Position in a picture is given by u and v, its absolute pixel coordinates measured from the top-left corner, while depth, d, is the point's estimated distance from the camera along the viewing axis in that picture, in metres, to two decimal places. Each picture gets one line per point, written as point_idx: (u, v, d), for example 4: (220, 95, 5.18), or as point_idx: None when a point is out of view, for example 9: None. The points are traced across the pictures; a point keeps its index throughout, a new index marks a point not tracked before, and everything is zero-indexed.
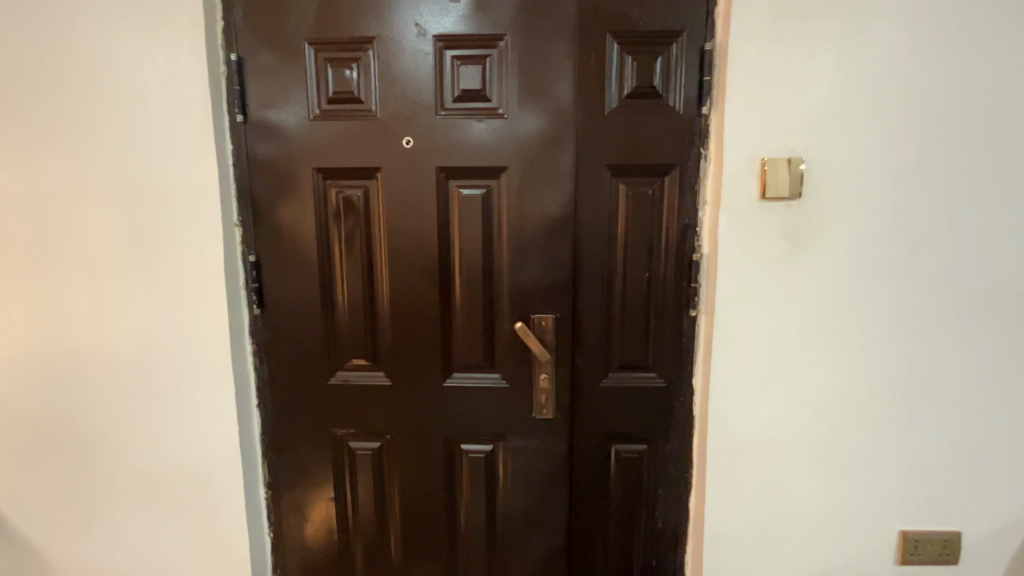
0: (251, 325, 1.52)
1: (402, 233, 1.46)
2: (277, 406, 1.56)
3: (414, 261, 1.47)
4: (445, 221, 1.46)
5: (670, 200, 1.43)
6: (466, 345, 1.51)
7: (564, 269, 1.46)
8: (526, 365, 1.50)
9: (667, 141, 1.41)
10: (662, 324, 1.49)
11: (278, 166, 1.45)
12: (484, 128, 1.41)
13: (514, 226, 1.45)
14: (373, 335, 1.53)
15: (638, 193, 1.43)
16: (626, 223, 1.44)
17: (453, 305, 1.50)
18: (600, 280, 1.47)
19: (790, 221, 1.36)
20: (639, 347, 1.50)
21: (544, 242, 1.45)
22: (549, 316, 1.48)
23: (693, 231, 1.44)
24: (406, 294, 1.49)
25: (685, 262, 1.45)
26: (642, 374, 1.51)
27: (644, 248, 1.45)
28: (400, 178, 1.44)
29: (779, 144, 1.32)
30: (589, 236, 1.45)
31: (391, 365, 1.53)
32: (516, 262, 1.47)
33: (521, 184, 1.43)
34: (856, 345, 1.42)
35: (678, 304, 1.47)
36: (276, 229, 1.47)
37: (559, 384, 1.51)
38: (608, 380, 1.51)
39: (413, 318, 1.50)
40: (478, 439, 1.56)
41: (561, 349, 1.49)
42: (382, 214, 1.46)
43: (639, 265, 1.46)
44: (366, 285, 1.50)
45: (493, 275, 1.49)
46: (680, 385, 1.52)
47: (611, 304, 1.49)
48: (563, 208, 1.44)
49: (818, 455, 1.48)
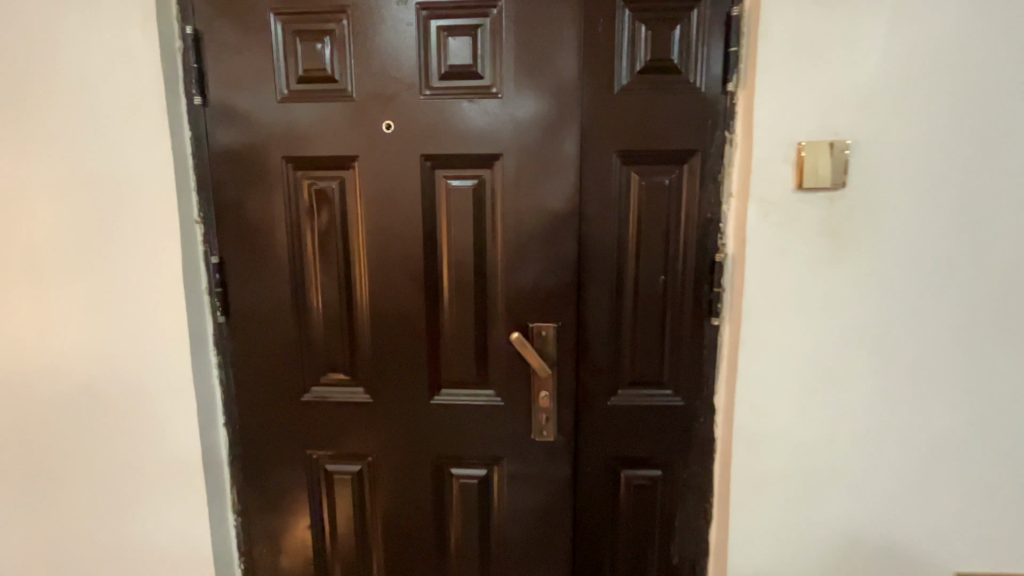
0: (216, 334, 1.36)
1: (384, 231, 1.29)
2: (246, 425, 1.40)
3: (397, 263, 1.30)
4: (432, 217, 1.29)
5: (689, 193, 1.25)
6: (456, 357, 1.34)
7: (568, 272, 1.28)
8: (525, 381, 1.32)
9: (686, 123, 1.22)
10: (680, 334, 1.31)
11: (243, 155, 1.28)
12: (475, 110, 1.24)
13: (510, 223, 1.27)
14: (352, 346, 1.36)
15: (653, 185, 1.25)
16: (638, 219, 1.26)
17: (442, 312, 1.33)
18: (609, 284, 1.29)
19: (831, 215, 1.16)
20: (653, 360, 1.32)
21: (544, 240, 1.27)
22: (550, 325, 1.30)
23: (716, 228, 1.25)
24: (389, 300, 1.32)
25: (707, 264, 1.26)
26: (656, 390, 1.33)
27: (659, 248, 1.27)
28: (381, 169, 1.26)
29: (819, 126, 1.13)
30: (596, 234, 1.27)
31: (373, 379, 1.36)
32: (513, 264, 1.29)
33: (518, 175, 1.25)
34: (905, 359, 1.23)
35: (698, 311, 1.29)
36: (242, 227, 1.31)
37: (561, 402, 1.33)
38: (617, 397, 1.33)
39: (397, 327, 1.33)
40: (471, 463, 1.38)
41: (564, 362, 1.31)
42: (361, 209, 1.29)
43: (654, 267, 1.28)
44: (343, 289, 1.33)
45: (486, 279, 1.31)
46: (699, 403, 1.33)
47: (621, 311, 1.30)
48: (565, 202, 1.26)
49: (859, 486, 1.29)
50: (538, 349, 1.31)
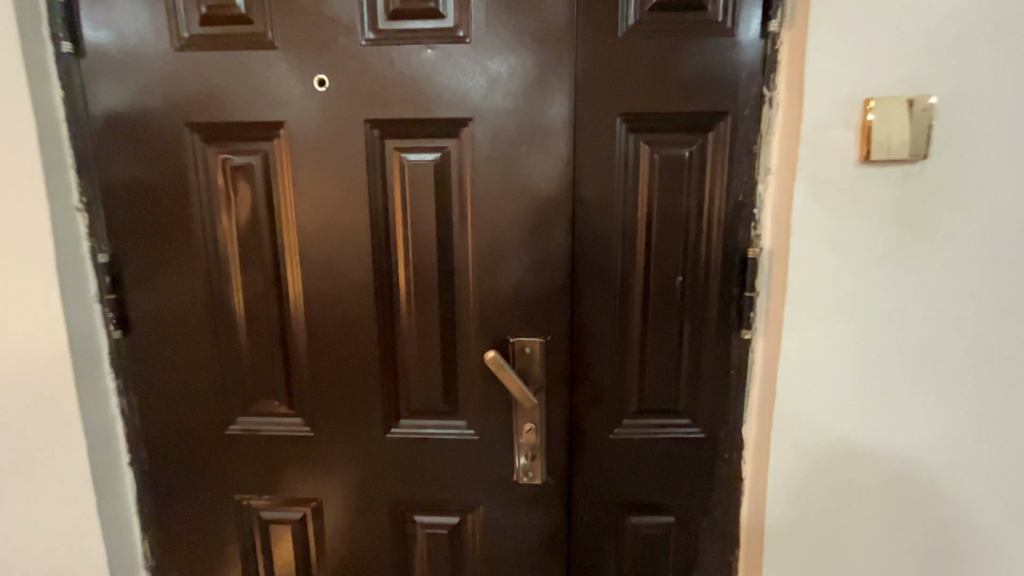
0: (113, 352, 1.07)
1: (322, 220, 1.01)
2: (158, 463, 1.12)
3: (340, 261, 1.02)
4: (383, 203, 1.00)
5: (714, 170, 0.96)
6: (418, 380, 1.06)
7: (557, 273, 1.01)
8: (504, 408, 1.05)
9: (711, 77, 0.93)
10: (699, 351, 1.03)
11: (134, 122, 0.98)
12: (435, 61, 0.94)
13: (483, 210, 0.99)
14: (286, 366, 1.08)
15: (667, 159, 0.96)
16: (648, 205, 0.98)
17: (399, 324, 1.05)
18: (610, 288, 1.01)
19: (906, 198, 0.88)
20: (665, 382, 1.05)
21: (526, 233, 0.99)
22: (535, 341, 1.03)
23: (749, 215, 0.97)
24: (331, 308, 1.04)
25: (735, 262, 0.99)
26: (668, 420, 1.07)
27: (674, 242, 0.99)
28: (315, 140, 0.98)
29: (893, 77, 0.84)
30: (594, 224, 0.99)
31: (314, 408, 1.08)
32: (488, 263, 1.01)
33: (492, 148, 0.97)
34: (999, 386, 0.94)
35: (724, 321, 1.02)
36: (138, 215, 1.02)
37: (550, 435, 1.06)
38: (620, 431, 1.07)
39: (342, 342, 1.05)
40: (439, 509, 1.11)
41: (553, 386, 1.05)
42: (291, 192, 1.00)
43: (667, 266, 1.00)
44: (273, 295, 1.05)
45: (454, 282, 1.03)
46: (722, 434, 1.06)
47: (625, 322, 1.03)
48: (554, 182, 0.98)
49: (930, 556, 0.99)
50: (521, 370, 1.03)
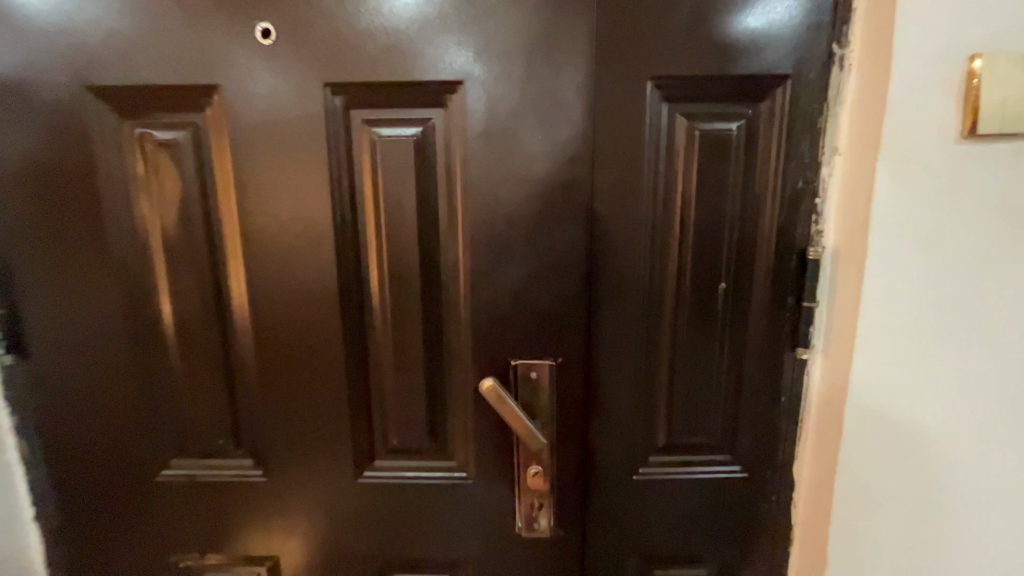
0: (8, 382, 0.85)
1: (273, 214, 0.80)
2: (72, 519, 0.90)
3: (297, 267, 0.81)
4: (350, 192, 0.79)
5: (767, 150, 0.77)
6: (397, 412, 0.86)
7: (570, 280, 0.81)
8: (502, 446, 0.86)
9: (766, 30, 0.73)
10: (743, 375, 0.84)
11: (19, 86, 0.76)
12: (414, 8, 0.74)
13: (477, 201, 0.79)
14: (229, 398, 0.86)
15: (709, 137, 0.77)
16: (683, 195, 0.79)
17: (372, 344, 0.84)
18: (635, 298, 0.82)
19: (1017, 183, 0.69)
20: (700, 411, 0.86)
21: (531, 231, 0.80)
22: (542, 364, 0.83)
23: (809, 206, 0.78)
24: (286, 324, 0.83)
25: (790, 265, 0.80)
26: (703, 458, 0.88)
27: (715, 241, 0.80)
28: (262, 111, 0.76)
29: (1009, 26, 0.65)
30: (616, 220, 0.79)
31: (267, 449, 0.87)
32: (483, 268, 0.81)
33: (489, 123, 0.77)
34: None
35: (774, 338, 0.83)
36: (32, 209, 0.79)
37: (560, 477, 0.87)
38: (645, 472, 0.88)
39: (301, 367, 0.84)
40: (423, 568, 0.91)
41: (564, 418, 0.85)
42: (231, 179, 0.78)
43: (705, 271, 0.81)
44: (210, 309, 0.83)
45: (441, 291, 0.82)
46: (769, 474, 0.88)
47: (652, 340, 0.84)
48: (567, 166, 0.78)
49: None
50: (525, 399, 0.84)
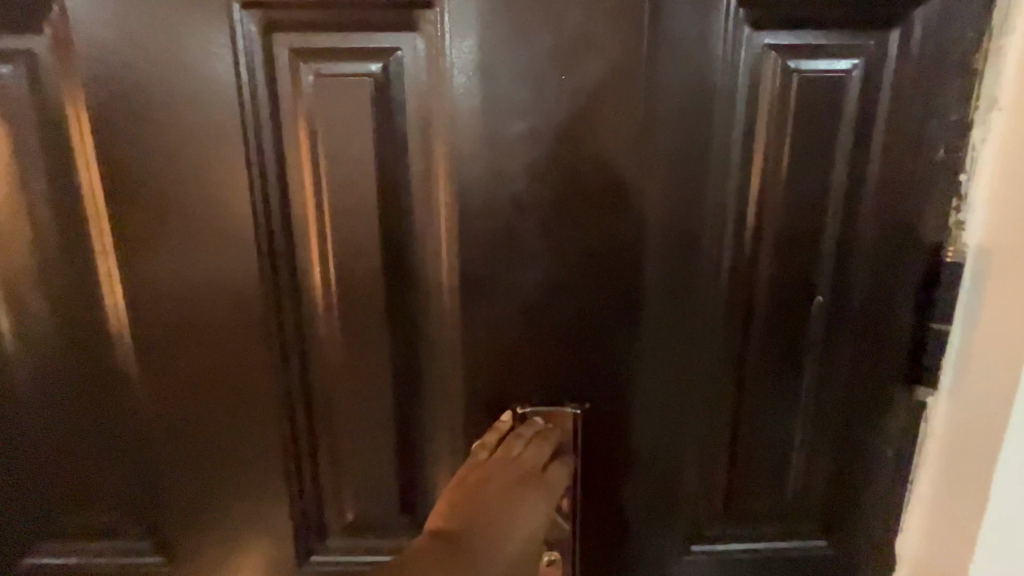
0: None
1: (161, 197, 0.53)
2: None
3: (203, 273, 0.55)
4: (278, 164, 0.54)
5: (893, 105, 0.53)
6: (356, 474, 0.62)
7: (603, 294, 0.57)
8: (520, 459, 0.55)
9: None
10: (835, 424, 0.61)
11: None
12: None
13: (470, 177, 0.54)
14: (108, 461, 0.61)
15: (809, 84, 0.52)
16: (766, 170, 0.55)
17: (318, 383, 0.59)
18: (690, 318, 0.58)
19: None
20: (776, 472, 0.63)
21: (549, 223, 0.55)
22: (562, 411, 0.60)
23: (948, 187, 0.54)
24: (188, 355, 0.57)
25: (914, 273, 0.57)
26: (777, 533, 0.64)
27: (807, 236, 0.56)
28: (137, 37, 0.50)
29: None
30: (669, 208, 0.55)
31: (169, 526, 0.63)
32: (480, 276, 0.56)
33: (489, 60, 0.51)
34: None
35: (884, 372, 0.59)
36: None
37: (580, 559, 0.64)
38: (698, 551, 0.65)
39: (214, 416, 0.59)
40: None
41: (590, 482, 0.62)
42: (98, 142, 0.52)
43: (792, 281, 0.57)
44: (79, 332, 0.57)
45: (416, 308, 0.57)
46: (865, 553, 0.65)
47: (714, 375, 0.60)
48: (602, 125, 0.53)
49: None
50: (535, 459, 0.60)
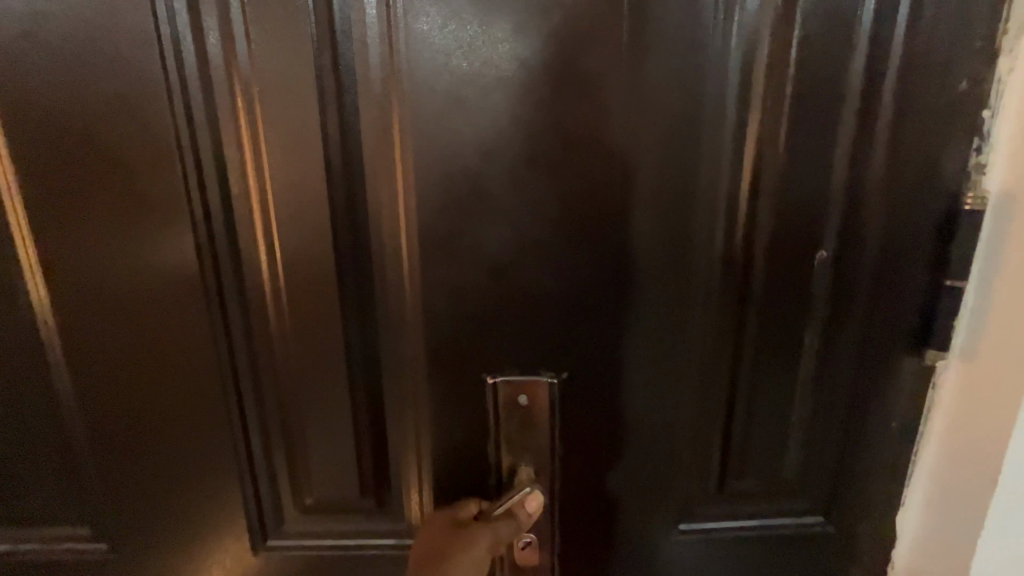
0: None
1: (81, 153, 0.48)
2: None
3: (133, 239, 0.50)
4: (204, 105, 0.47)
5: (911, 30, 0.46)
6: (309, 450, 0.56)
7: (585, 251, 0.51)
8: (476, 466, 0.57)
9: None
10: (838, 393, 0.56)
11: None
12: None
13: (430, 117, 0.47)
14: (41, 450, 0.57)
15: (814, 8, 0.46)
16: (767, 109, 0.48)
17: (264, 356, 0.53)
18: (680, 275, 0.52)
19: None
20: (772, 445, 0.58)
21: (522, 162, 0.48)
22: (537, 381, 0.55)
23: (972, 125, 0.48)
24: (121, 319, 0.53)
25: (928, 227, 0.51)
26: (772, 509, 0.60)
27: (810, 185, 0.50)
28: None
29: None
30: (656, 157, 0.49)
31: (112, 512, 0.59)
32: (445, 223, 0.50)
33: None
34: None
35: (892, 335, 0.54)
36: None
37: (561, 537, 0.59)
38: (688, 531, 0.60)
39: (152, 392, 0.54)
40: None
41: (572, 457, 0.57)
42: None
43: (792, 240, 0.51)
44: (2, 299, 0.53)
45: (372, 270, 0.51)
46: (866, 529, 0.60)
47: (707, 342, 0.54)
48: (581, 55, 0.46)
49: None
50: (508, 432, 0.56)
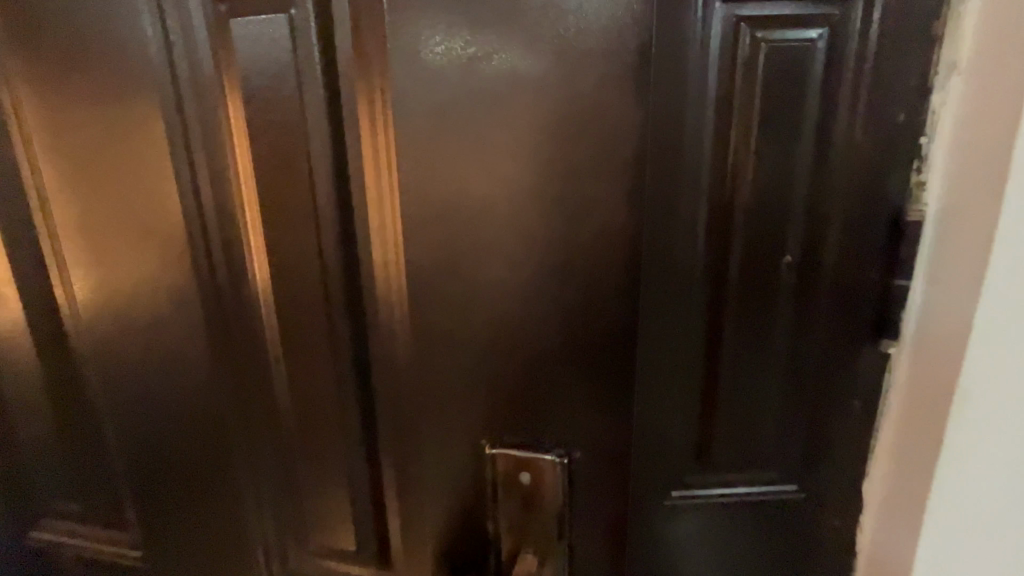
0: None
1: (153, 201, 0.67)
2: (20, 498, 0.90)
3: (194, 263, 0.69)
4: (272, 160, 0.64)
5: (857, 71, 0.56)
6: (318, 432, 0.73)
7: (577, 349, 0.63)
8: (482, 527, 0.71)
9: None
10: (806, 378, 0.66)
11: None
12: None
13: (442, 186, 0.59)
14: (138, 428, 0.78)
15: (776, 53, 0.55)
16: (737, 138, 0.58)
17: (335, 337, 0.68)
18: (662, 279, 0.63)
19: None
20: (749, 422, 0.67)
21: (520, 272, 0.61)
22: (539, 459, 0.67)
23: (911, 149, 0.57)
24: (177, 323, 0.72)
25: (881, 233, 0.60)
26: (752, 478, 0.70)
27: (777, 200, 0.59)
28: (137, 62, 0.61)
29: None
30: (644, 179, 0.59)
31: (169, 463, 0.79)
32: (461, 313, 0.63)
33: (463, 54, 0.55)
34: None
35: (851, 328, 0.63)
36: None
37: (576, 559, 0.71)
38: (679, 497, 0.70)
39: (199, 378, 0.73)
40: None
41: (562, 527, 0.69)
42: (101, 180, 0.67)
43: (763, 251, 0.61)
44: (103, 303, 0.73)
45: (390, 293, 0.65)
46: (835, 495, 0.70)
47: (690, 335, 0.64)
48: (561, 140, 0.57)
49: None
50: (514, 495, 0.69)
